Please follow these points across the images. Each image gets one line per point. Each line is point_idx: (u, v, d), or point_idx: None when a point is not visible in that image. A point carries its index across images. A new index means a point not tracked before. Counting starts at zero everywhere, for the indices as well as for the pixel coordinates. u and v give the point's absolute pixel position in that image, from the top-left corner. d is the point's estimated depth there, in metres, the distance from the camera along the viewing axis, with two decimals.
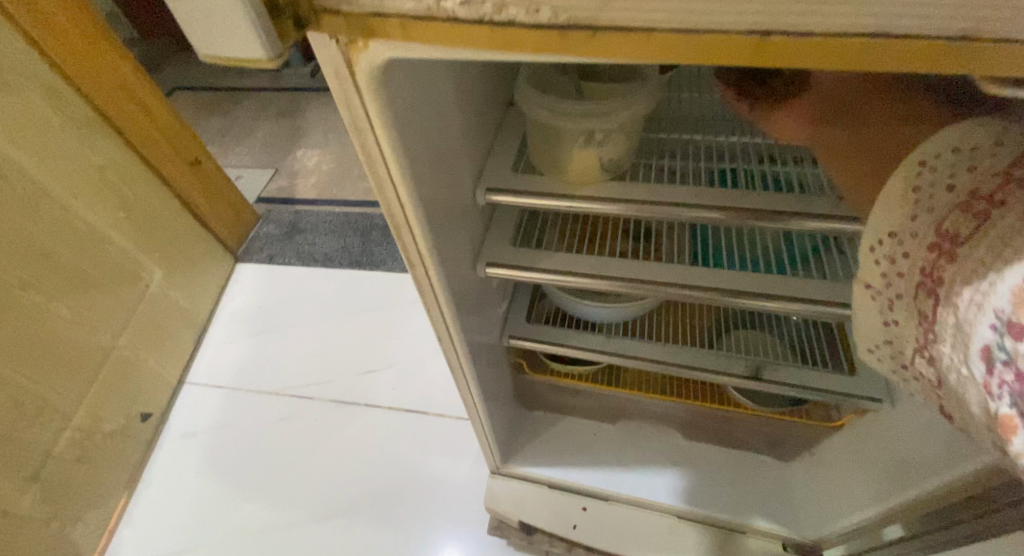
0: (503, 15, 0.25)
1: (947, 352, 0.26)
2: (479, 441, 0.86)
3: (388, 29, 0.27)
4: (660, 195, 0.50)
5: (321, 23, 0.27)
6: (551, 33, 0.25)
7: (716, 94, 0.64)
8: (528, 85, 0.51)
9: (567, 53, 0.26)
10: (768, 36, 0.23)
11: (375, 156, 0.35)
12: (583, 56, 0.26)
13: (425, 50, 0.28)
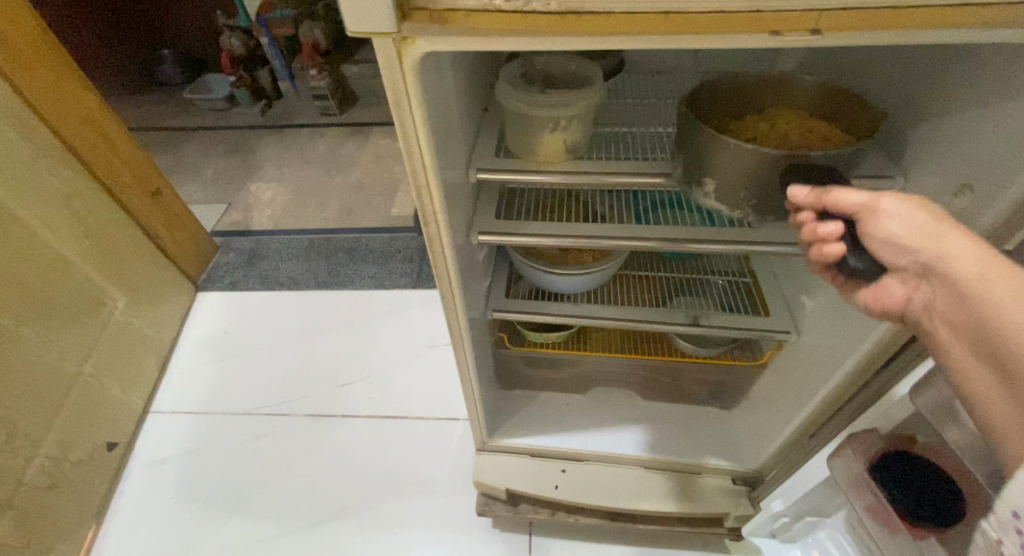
0: (527, 7, 0.33)
1: None
2: (468, 409, 0.78)
3: (453, 17, 0.33)
4: (627, 166, 0.53)
5: (413, 16, 0.34)
6: (552, 18, 0.33)
7: (635, 89, 0.68)
8: (505, 82, 0.52)
9: (561, 30, 0.34)
10: (723, 12, 0.33)
11: (410, 133, 0.40)
12: (574, 31, 0.34)
13: (461, 41, 0.34)
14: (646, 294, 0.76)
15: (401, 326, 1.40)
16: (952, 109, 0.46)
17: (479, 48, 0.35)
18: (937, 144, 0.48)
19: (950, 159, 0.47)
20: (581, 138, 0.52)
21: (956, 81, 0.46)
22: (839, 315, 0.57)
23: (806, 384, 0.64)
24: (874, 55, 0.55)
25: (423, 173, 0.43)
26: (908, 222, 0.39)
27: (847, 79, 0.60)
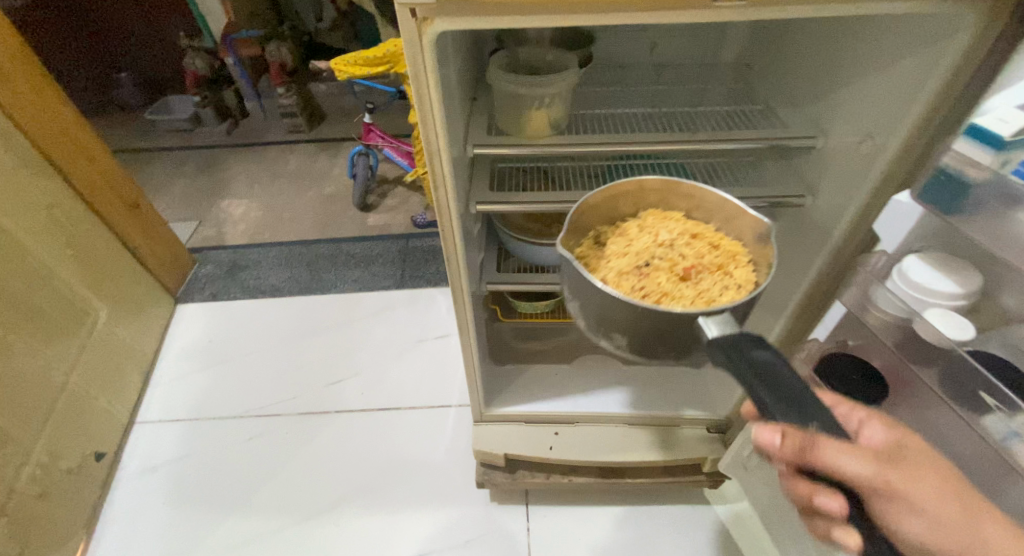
0: None
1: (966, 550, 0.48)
2: (467, 378, 0.84)
3: None
4: (603, 139, 0.62)
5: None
6: None
7: (602, 78, 0.77)
8: (494, 68, 0.60)
9: (559, 4, 0.41)
10: None
11: (427, 102, 0.46)
12: (568, 5, 0.41)
13: (473, 18, 0.42)
14: None
15: (387, 325, 1.44)
16: (839, 72, 0.57)
17: (490, 24, 0.42)
18: (833, 94, 0.58)
19: (843, 118, 0.56)
20: (561, 114, 0.61)
21: (847, 54, 0.55)
22: (786, 261, 0.68)
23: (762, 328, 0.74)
24: (787, 30, 0.65)
25: (436, 141, 0.50)
26: (933, 518, 0.38)
27: (771, 52, 0.70)
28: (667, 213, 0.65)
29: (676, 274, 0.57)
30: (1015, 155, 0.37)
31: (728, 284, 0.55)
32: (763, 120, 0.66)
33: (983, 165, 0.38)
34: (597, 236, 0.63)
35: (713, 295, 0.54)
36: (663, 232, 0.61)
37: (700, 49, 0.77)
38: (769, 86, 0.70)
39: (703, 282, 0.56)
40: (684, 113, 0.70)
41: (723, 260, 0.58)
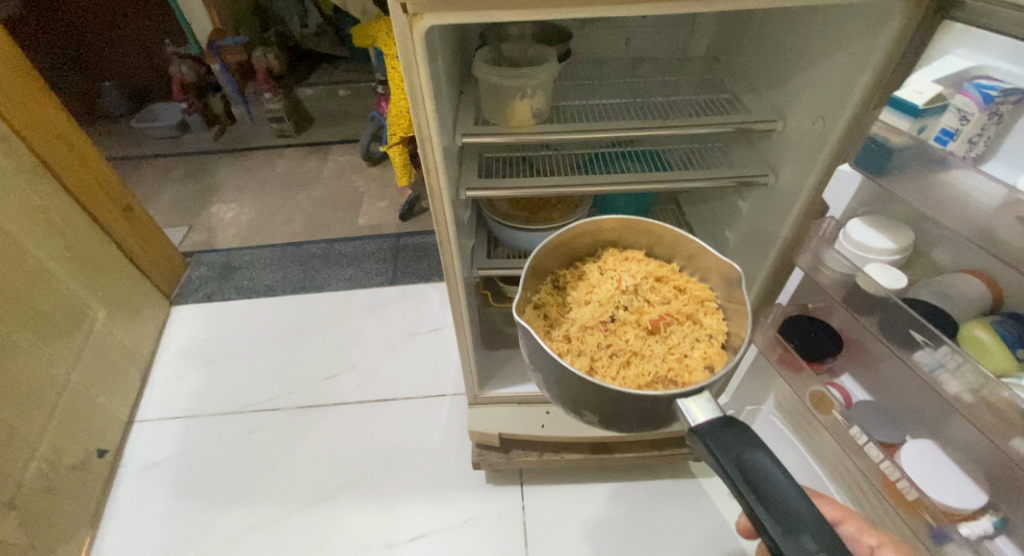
0: None
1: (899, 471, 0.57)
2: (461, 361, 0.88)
3: None
4: (582, 127, 0.66)
5: None
6: None
7: (581, 71, 0.82)
8: (480, 61, 0.64)
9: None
10: None
11: (419, 93, 0.50)
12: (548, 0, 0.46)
13: (460, 14, 0.46)
14: None
15: (381, 320, 1.48)
16: (794, 60, 0.62)
17: (476, 19, 0.46)
18: (789, 80, 0.63)
19: (799, 101, 0.61)
20: (543, 104, 0.66)
21: (800, 43, 0.60)
22: (754, 238, 0.73)
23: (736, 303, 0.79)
24: (751, 21, 0.70)
25: (427, 128, 0.53)
26: None
27: (736, 43, 0.75)
28: (627, 256, 0.68)
29: (644, 327, 0.60)
30: (926, 120, 0.45)
31: (697, 337, 0.58)
32: (729, 106, 0.71)
33: (903, 131, 0.46)
34: (557, 279, 0.69)
35: (683, 348, 0.57)
36: (625, 278, 0.64)
37: (672, 42, 0.82)
38: (736, 76, 0.76)
39: (672, 335, 0.59)
40: (656, 102, 0.75)
41: (690, 309, 0.61)
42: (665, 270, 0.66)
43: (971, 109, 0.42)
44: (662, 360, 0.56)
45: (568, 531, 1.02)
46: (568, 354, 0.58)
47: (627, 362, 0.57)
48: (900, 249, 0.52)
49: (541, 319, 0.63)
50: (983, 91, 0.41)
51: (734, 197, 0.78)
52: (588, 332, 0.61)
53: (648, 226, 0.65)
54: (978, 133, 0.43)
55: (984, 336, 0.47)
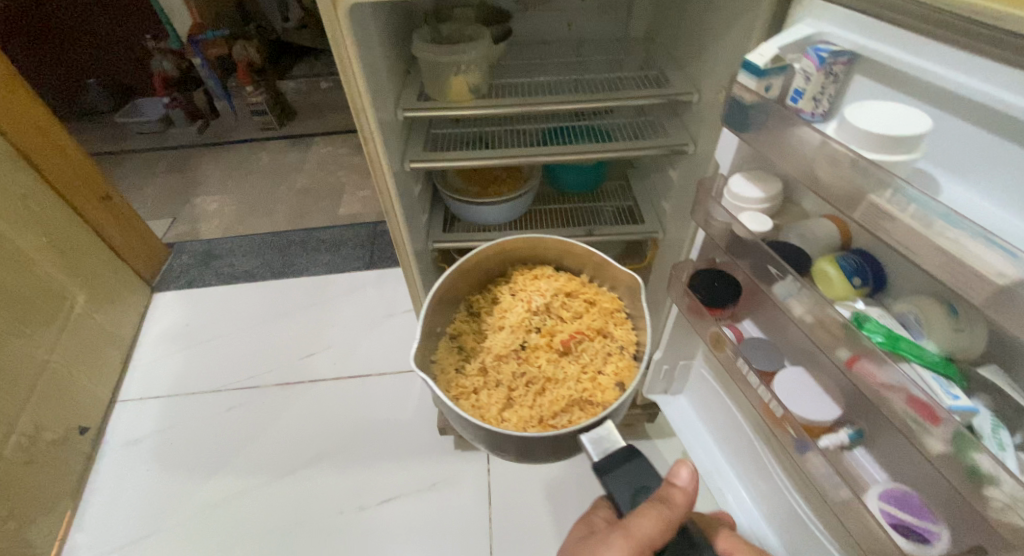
0: None
1: (770, 402, 0.60)
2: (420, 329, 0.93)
3: None
4: (515, 102, 0.71)
5: None
6: None
7: (526, 50, 0.87)
8: (418, 40, 0.69)
9: None
10: None
11: (348, 67, 0.55)
12: None
13: None
14: (555, 218, 0.96)
15: (357, 303, 1.53)
16: (707, 36, 0.67)
17: None
18: (705, 54, 0.69)
19: (710, 75, 0.67)
20: (478, 80, 0.71)
21: (711, 19, 0.66)
22: (680, 206, 0.79)
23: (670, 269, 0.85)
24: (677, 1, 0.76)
25: (361, 102, 0.58)
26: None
27: (667, 22, 0.80)
28: (539, 274, 0.75)
29: (557, 348, 0.66)
30: (772, 80, 0.49)
31: (608, 350, 0.65)
32: (656, 83, 0.77)
33: (753, 90, 0.50)
34: (470, 304, 0.75)
35: (594, 363, 0.64)
36: (535, 299, 0.71)
37: (611, 23, 0.87)
38: (667, 54, 0.81)
39: (585, 351, 0.65)
40: (593, 79, 0.81)
41: (600, 323, 0.68)
42: (574, 285, 0.73)
43: (808, 70, 0.47)
44: (577, 382, 0.61)
45: (530, 493, 1.08)
46: (487, 388, 0.63)
47: (543, 388, 0.62)
48: (769, 198, 0.56)
49: (457, 352, 0.69)
50: (819, 53, 0.46)
51: (668, 169, 0.84)
52: (505, 360, 0.66)
53: (557, 243, 0.72)
54: (822, 91, 0.48)
55: (829, 269, 0.52)
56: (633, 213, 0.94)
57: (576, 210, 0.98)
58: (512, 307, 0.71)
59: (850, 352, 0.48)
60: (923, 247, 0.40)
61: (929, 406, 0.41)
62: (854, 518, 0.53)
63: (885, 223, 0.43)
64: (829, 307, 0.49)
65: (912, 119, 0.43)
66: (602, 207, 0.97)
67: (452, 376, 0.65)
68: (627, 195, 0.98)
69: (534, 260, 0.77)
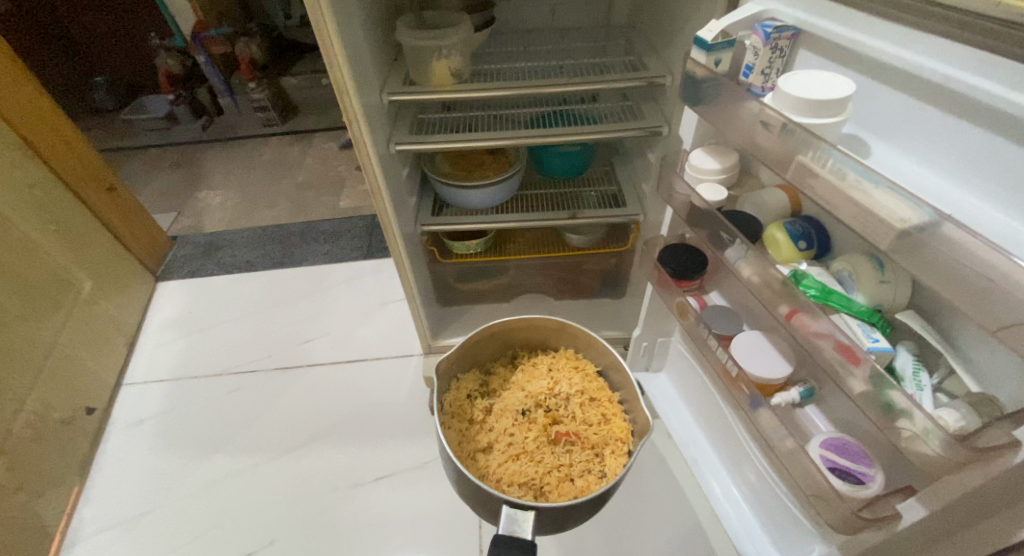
0: None
1: (729, 362, 0.72)
2: (413, 309, 0.96)
3: None
4: (497, 86, 0.74)
5: None
6: None
7: (510, 38, 0.91)
8: (403, 27, 0.72)
9: None
10: None
11: (332, 49, 0.58)
12: None
13: None
14: (541, 202, 0.99)
15: (356, 290, 1.57)
16: (683, 21, 0.71)
17: None
18: (680, 40, 0.72)
19: (682, 58, 0.70)
20: (461, 65, 0.74)
21: (687, 4, 0.69)
22: (658, 188, 0.82)
23: (646, 250, 0.89)
24: None
25: (345, 85, 0.61)
26: None
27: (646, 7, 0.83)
28: (582, 369, 1.03)
29: (553, 433, 0.97)
30: (720, 55, 0.60)
31: (587, 462, 0.92)
32: (634, 67, 0.80)
33: (704, 63, 0.62)
34: (516, 352, 1.08)
35: (571, 468, 0.92)
36: (562, 386, 1.01)
37: (592, 12, 0.90)
38: (647, 40, 0.84)
39: (570, 451, 0.94)
40: (573, 65, 0.84)
41: (599, 441, 0.94)
42: (601, 396, 0.99)
43: (756, 44, 0.57)
44: (548, 474, 0.91)
45: None
46: (492, 426, 0.98)
47: (527, 457, 0.93)
48: (724, 169, 0.68)
49: (486, 382, 1.05)
50: (763, 30, 0.56)
51: (648, 152, 0.87)
52: (508, 419, 0.99)
53: (577, 360, 1.04)
54: (768, 65, 0.59)
55: (778, 234, 0.62)
56: (617, 197, 0.97)
57: (562, 193, 1.01)
58: (543, 380, 1.03)
59: (789, 307, 0.60)
60: (846, 201, 0.49)
61: (852, 350, 0.52)
62: (798, 464, 0.63)
63: (816, 182, 0.51)
64: (772, 268, 0.61)
65: (838, 85, 0.52)
66: (587, 191, 1.00)
67: (460, 397, 1.01)
68: (612, 180, 1.01)
69: (581, 357, 1.04)
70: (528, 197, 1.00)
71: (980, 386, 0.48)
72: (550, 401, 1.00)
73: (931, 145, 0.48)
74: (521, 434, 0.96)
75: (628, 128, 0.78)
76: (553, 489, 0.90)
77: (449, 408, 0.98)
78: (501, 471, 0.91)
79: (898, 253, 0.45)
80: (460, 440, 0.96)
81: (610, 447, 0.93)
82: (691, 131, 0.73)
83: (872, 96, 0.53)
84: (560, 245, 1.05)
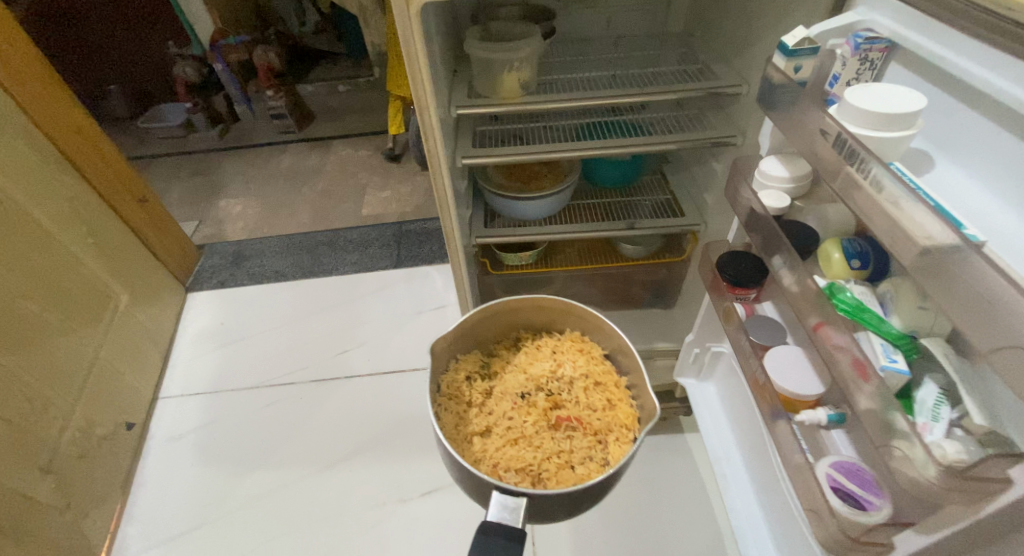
0: None
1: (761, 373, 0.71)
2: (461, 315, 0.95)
3: None
4: (563, 98, 0.73)
5: None
6: None
7: (567, 47, 0.90)
8: (472, 39, 0.71)
9: None
10: None
11: (417, 64, 0.57)
12: None
13: None
14: (595, 212, 0.97)
15: (388, 300, 1.55)
16: (761, 31, 0.70)
17: None
18: (756, 51, 0.71)
19: (758, 69, 0.70)
20: (528, 78, 0.73)
21: (768, 15, 0.68)
22: (724, 200, 0.81)
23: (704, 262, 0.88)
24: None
25: (426, 99, 0.60)
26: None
27: (709, 16, 0.83)
28: (587, 352, 0.95)
29: (553, 418, 0.89)
30: (802, 61, 0.59)
31: (590, 450, 0.84)
32: (701, 75, 0.79)
33: (783, 68, 0.60)
34: (519, 335, 1.02)
35: (573, 456, 0.83)
36: (566, 368, 0.94)
37: (649, 21, 0.89)
38: (709, 48, 0.83)
39: (571, 439, 0.86)
40: (633, 74, 0.82)
41: (604, 427, 0.86)
42: (608, 379, 0.92)
43: (844, 54, 0.56)
44: (546, 461, 0.82)
45: None
46: (488, 407, 0.90)
47: (524, 443, 0.85)
48: (793, 178, 0.66)
49: (485, 366, 0.97)
50: (854, 39, 0.55)
51: (711, 162, 0.86)
52: (507, 402, 0.91)
53: (581, 341, 0.97)
54: (857, 76, 0.57)
55: (834, 253, 0.61)
56: (674, 206, 0.96)
57: (616, 203, 0.99)
58: (545, 361, 0.95)
59: (820, 319, 0.59)
60: (882, 215, 0.47)
61: (864, 366, 0.52)
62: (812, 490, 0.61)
63: (859, 194, 0.50)
64: (807, 278, 0.61)
65: (911, 99, 0.50)
66: (642, 200, 0.99)
67: (458, 378, 0.93)
68: (665, 190, 1.00)
69: (587, 337, 0.97)
70: (579, 206, 0.99)
71: (989, 422, 0.44)
72: (552, 384, 0.92)
73: (1008, 179, 0.46)
74: (520, 418, 0.88)
75: (697, 139, 0.77)
76: (551, 477, 0.81)
77: (444, 388, 0.91)
78: (496, 455, 0.83)
79: (939, 274, 0.44)
80: (456, 423, 0.88)
81: (615, 434, 0.85)
82: (764, 143, 0.72)
83: (951, 114, 0.51)
84: (613, 255, 1.05)
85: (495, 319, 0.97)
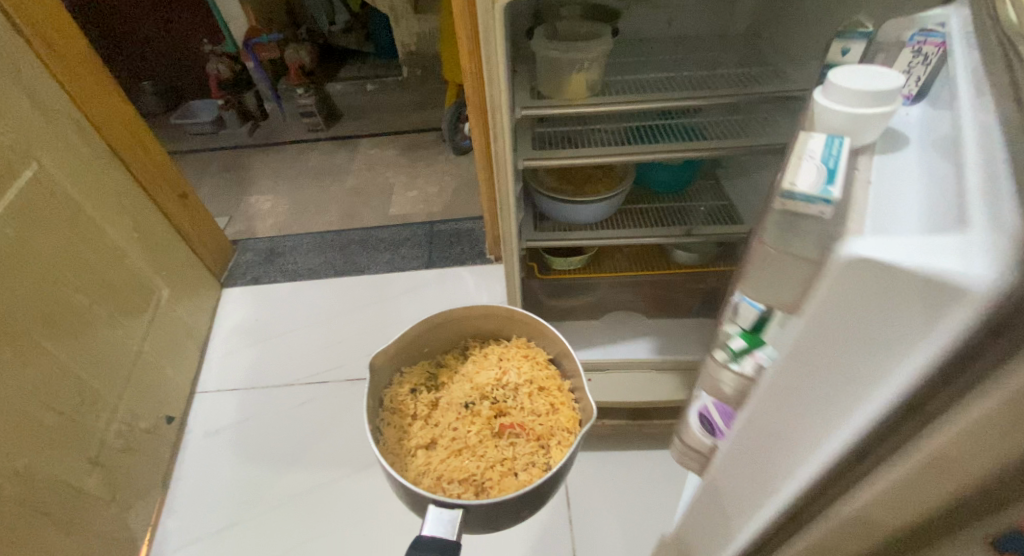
0: None
1: None
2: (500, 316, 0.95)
3: None
4: (630, 99, 0.72)
5: None
6: None
7: (626, 48, 0.88)
8: (540, 39, 0.70)
9: None
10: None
11: (495, 62, 0.56)
12: None
13: None
14: (646, 218, 0.96)
15: (420, 301, 1.55)
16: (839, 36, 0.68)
17: None
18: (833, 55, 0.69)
19: None
20: (595, 79, 0.72)
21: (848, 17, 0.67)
22: None
23: None
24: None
25: (500, 99, 0.59)
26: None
27: (778, 18, 0.81)
28: (531, 357, 0.94)
29: (496, 426, 0.87)
30: (849, 44, 0.58)
31: (532, 456, 0.83)
32: (770, 78, 0.77)
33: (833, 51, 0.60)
34: (467, 343, 0.99)
35: (515, 463, 0.82)
36: (510, 374, 0.92)
37: (712, 22, 0.87)
38: (779, 51, 0.81)
39: (515, 445, 0.84)
40: (697, 76, 0.81)
41: (545, 433, 0.85)
42: (550, 384, 0.90)
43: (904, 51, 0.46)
44: (489, 470, 0.81)
45: (605, 493, 1.08)
46: (431, 419, 0.89)
47: (467, 454, 0.84)
48: None
49: (431, 376, 0.95)
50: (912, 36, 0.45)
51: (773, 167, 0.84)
52: (452, 413, 0.90)
53: (525, 346, 0.95)
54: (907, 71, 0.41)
55: None
56: (731, 213, 0.94)
57: (667, 208, 0.98)
58: (490, 367, 0.94)
59: None
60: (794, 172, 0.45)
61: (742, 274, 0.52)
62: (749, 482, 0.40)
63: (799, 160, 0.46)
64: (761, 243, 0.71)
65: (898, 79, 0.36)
66: (695, 205, 0.97)
67: (403, 391, 0.91)
68: (720, 196, 0.99)
69: (532, 342, 0.95)
70: (629, 211, 0.97)
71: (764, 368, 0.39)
72: (496, 392, 0.91)
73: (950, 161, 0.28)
74: (464, 428, 0.87)
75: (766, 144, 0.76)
76: (494, 486, 0.79)
77: (387, 404, 0.89)
78: (441, 467, 0.81)
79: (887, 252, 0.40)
80: (399, 438, 0.86)
81: (556, 438, 0.84)
82: None
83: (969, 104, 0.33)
84: (665, 261, 1.04)
85: (439, 329, 0.95)
